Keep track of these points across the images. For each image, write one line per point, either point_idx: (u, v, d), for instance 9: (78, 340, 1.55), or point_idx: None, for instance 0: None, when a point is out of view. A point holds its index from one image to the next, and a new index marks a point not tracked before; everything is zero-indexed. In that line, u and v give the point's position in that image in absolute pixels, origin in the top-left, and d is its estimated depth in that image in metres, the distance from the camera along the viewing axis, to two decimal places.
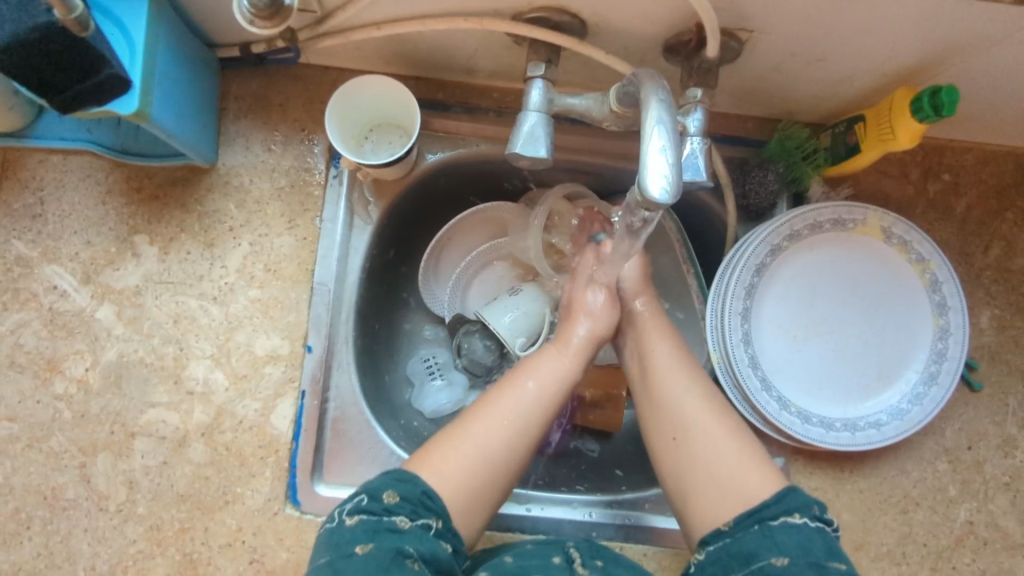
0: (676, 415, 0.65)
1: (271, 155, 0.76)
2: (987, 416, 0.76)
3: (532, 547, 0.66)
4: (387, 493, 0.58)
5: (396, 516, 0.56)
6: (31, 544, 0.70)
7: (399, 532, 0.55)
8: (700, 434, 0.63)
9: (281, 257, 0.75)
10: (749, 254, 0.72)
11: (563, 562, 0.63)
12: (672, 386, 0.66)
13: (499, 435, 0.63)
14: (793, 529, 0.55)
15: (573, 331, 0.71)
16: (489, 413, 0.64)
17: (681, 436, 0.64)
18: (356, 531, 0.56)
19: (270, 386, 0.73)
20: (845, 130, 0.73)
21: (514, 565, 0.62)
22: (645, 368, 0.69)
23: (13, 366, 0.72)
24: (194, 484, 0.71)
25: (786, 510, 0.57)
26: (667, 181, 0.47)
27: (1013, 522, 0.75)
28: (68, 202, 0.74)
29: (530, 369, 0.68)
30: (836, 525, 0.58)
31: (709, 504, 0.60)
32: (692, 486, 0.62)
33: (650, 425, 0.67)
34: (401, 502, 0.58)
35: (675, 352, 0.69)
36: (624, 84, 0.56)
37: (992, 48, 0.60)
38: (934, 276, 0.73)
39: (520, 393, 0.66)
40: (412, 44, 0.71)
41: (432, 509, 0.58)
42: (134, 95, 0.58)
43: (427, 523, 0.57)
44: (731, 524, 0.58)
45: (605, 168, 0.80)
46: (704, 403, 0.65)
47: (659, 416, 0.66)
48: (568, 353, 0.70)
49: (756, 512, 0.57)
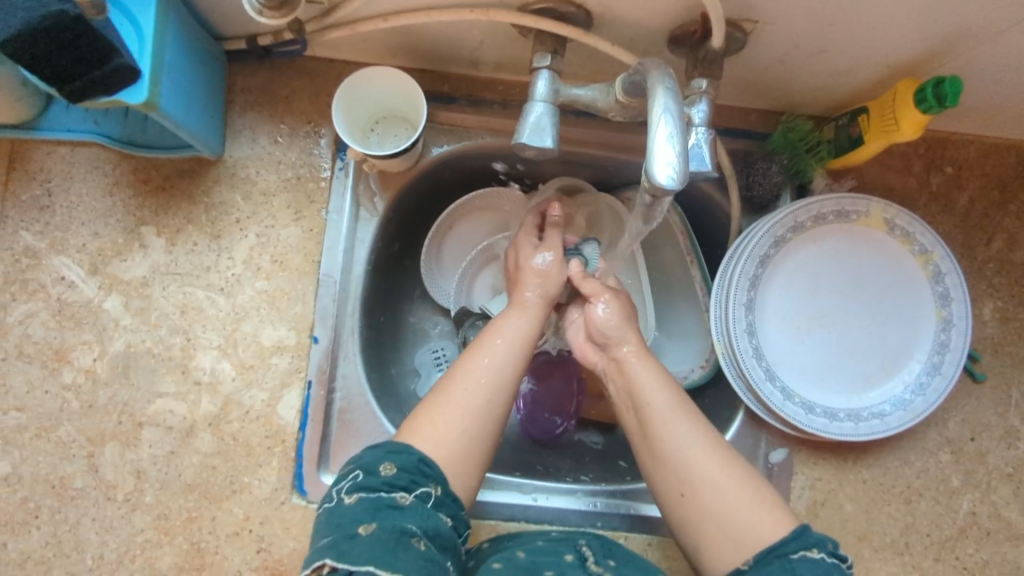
0: (681, 468, 0.62)
1: (277, 146, 0.76)
2: (990, 407, 0.77)
3: (543, 544, 0.66)
4: (383, 467, 0.58)
5: (396, 492, 0.57)
6: (39, 533, 0.70)
7: (400, 509, 0.55)
8: (706, 482, 0.61)
9: (288, 248, 0.75)
10: (753, 246, 0.72)
11: (576, 560, 0.64)
12: (671, 437, 0.63)
13: (478, 394, 0.64)
14: (813, 564, 0.56)
15: (529, 289, 0.71)
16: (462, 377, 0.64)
17: (689, 490, 0.62)
18: (357, 510, 0.55)
19: (277, 377, 0.73)
20: (848, 122, 0.73)
21: (525, 560, 0.63)
22: (642, 421, 0.65)
23: (22, 356, 0.72)
24: (201, 474, 0.71)
25: (804, 546, 0.57)
26: (674, 170, 0.48)
27: (1016, 513, 0.75)
28: (76, 193, 0.75)
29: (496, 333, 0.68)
30: (850, 560, 0.58)
31: (723, 549, 0.59)
32: (703, 532, 0.61)
33: (655, 478, 0.64)
34: (399, 474, 0.58)
35: (669, 397, 0.65)
36: (630, 74, 0.57)
37: (996, 38, 0.60)
38: (937, 267, 0.74)
39: (490, 351, 0.66)
40: (418, 36, 0.71)
41: (430, 476, 0.59)
42: (143, 85, 0.59)
43: (425, 493, 0.58)
44: (750, 563, 0.57)
45: (609, 160, 0.81)
46: (709, 454, 0.62)
47: (662, 469, 0.63)
48: (531, 309, 0.70)
49: (775, 548, 0.57)
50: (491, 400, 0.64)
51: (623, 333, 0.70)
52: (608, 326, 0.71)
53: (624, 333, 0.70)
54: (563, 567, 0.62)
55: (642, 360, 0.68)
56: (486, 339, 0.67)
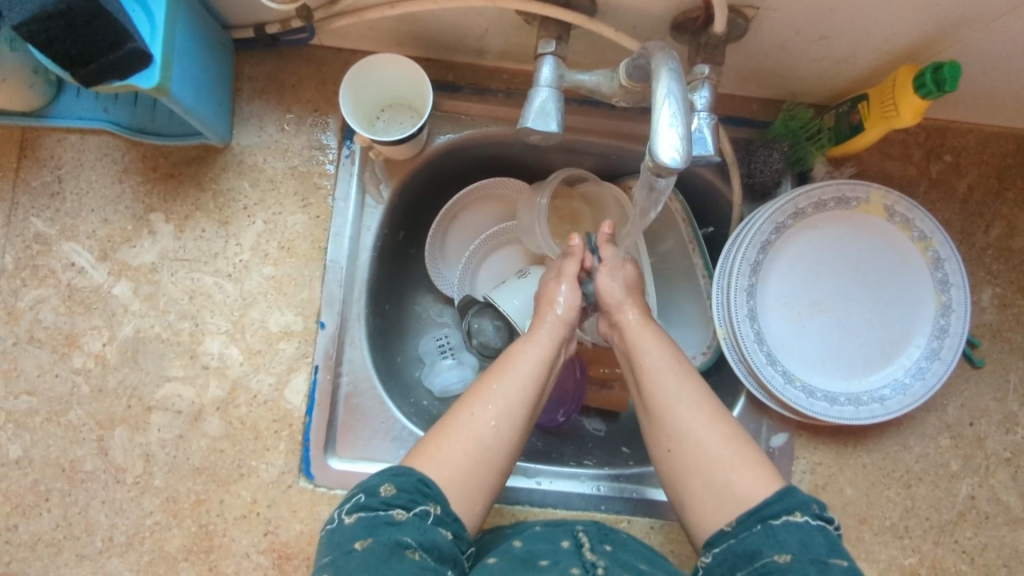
0: (669, 424, 0.65)
1: (284, 134, 0.77)
2: (989, 392, 0.78)
3: (540, 531, 0.67)
4: (384, 487, 0.58)
5: (393, 509, 0.57)
6: (50, 516, 0.71)
7: (396, 525, 0.56)
8: (691, 438, 0.63)
9: (295, 235, 0.76)
10: (754, 232, 0.73)
11: (571, 546, 0.63)
12: (663, 393, 0.66)
13: (487, 421, 0.63)
14: (795, 528, 0.57)
15: (545, 326, 0.70)
16: (469, 401, 0.65)
17: (676, 445, 0.64)
18: (355, 528, 0.57)
19: (284, 362, 0.74)
20: (849, 109, 0.74)
21: (521, 551, 0.63)
22: (639, 376, 0.68)
23: (32, 341, 0.73)
24: (209, 457, 0.72)
25: (787, 509, 0.58)
26: (678, 150, 0.49)
27: (1014, 497, 0.76)
28: (85, 180, 0.76)
29: (508, 367, 0.67)
30: (837, 522, 0.59)
31: (705, 508, 0.61)
32: (687, 491, 0.62)
33: (648, 431, 0.67)
34: (398, 493, 0.58)
35: (663, 359, 0.68)
36: (634, 58, 0.58)
37: (993, 24, 0.61)
38: (937, 253, 0.75)
39: (501, 385, 0.65)
40: (424, 24, 0.72)
41: (430, 496, 0.59)
42: (155, 69, 0.60)
43: (425, 511, 0.58)
44: (733, 524, 0.59)
45: (612, 149, 0.82)
46: (699, 412, 0.64)
47: (654, 424, 0.66)
48: (546, 340, 0.69)
49: (758, 512, 0.58)
50: (499, 425, 0.63)
51: (620, 300, 0.72)
52: (614, 295, 0.72)
53: (621, 300, 0.72)
54: (559, 554, 0.62)
55: (646, 334, 0.70)
56: (502, 370, 0.67)
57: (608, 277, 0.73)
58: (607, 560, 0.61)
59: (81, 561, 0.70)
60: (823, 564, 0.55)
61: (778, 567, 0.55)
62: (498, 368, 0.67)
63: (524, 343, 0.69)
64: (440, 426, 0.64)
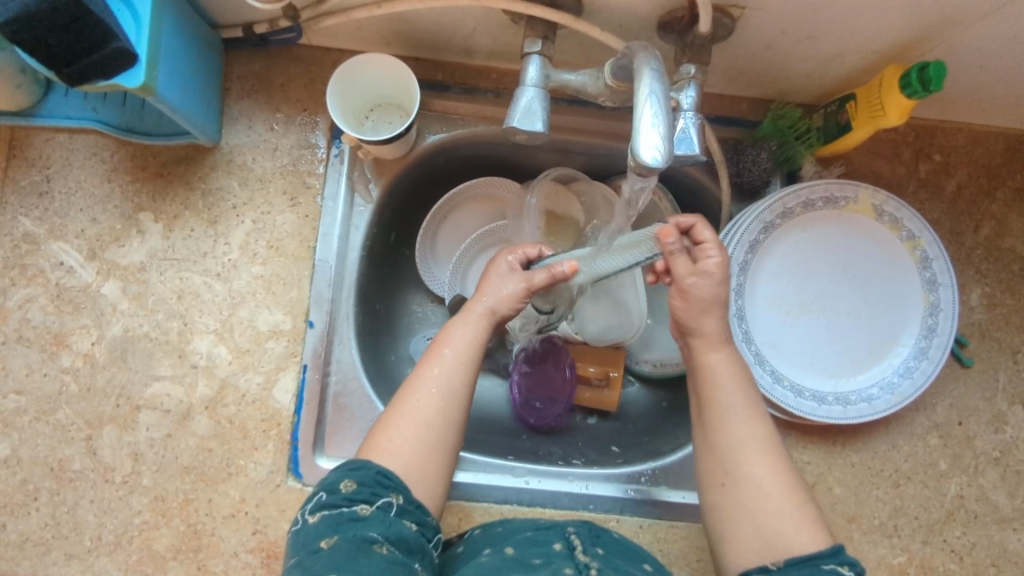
0: (728, 461, 0.63)
1: (273, 134, 0.77)
2: (977, 391, 0.78)
3: (532, 534, 0.64)
4: (344, 483, 0.58)
5: (356, 504, 0.57)
6: (39, 514, 0.71)
7: (360, 520, 0.56)
8: (750, 484, 0.61)
9: (283, 235, 0.76)
10: (742, 232, 0.73)
11: (564, 549, 0.61)
12: (727, 430, 0.63)
13: (429, 402, 0.63)
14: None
15: (481, 301, 0.68)
16: (411, 384, 0.64)
17: (730, 481, 0.62)
18: (319, 527, 0.56)
19: (272, 361, 0.74)
20: (837, 109, 0.74)
21: (514, 555, 0.61)
22: (702, 399, 0.65)
23: (21, 341, 0.73)
24: (197, 457, 0.72)
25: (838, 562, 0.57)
26: (660, 149, 0.49)
27: (1003, 496, 0.76)
28: (74, 179, 0.76)
29: (438, 350, 0.66)
30: None
31: (745, 543, 0.60)
32: (731, 527, 0.61)
33: (704, 457, 0.65)
34: (358, 488, 0.58)
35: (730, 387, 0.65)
36: (617, 58, 0.58)
37: (976, 24, 0.62)
38: (925, 253, 0.75)
39: (438, 362, 0.65)
40: (412, 24, 0.72)
41: (391, 486, 0.59)
42: (140, 69, 0.60)
43: (387, 502, 0.58)
44: (779, 564, 0.58)
45: (600, 149, 0.82)
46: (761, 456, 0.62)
47: (710, 454, 0.64)
48: (476, 321, 0.67)
49: (809, 558, 0.57)
50: (446, 407, 0.63)
51: (703, 327, 0.65)
52: (692, 322, 0.65)
53: (704, 328, 0.65)
54: (551, 555, 0.60)
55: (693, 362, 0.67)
56: (433, 355, 0.66)
57: (687, 299, 0.65)
58: (600, 562, 0.60)
59: (69, 560, 0.70)
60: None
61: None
62: (430, 354, 0.66)
63: (455, 326, 0.67)
64: (385, 417, 0.63)
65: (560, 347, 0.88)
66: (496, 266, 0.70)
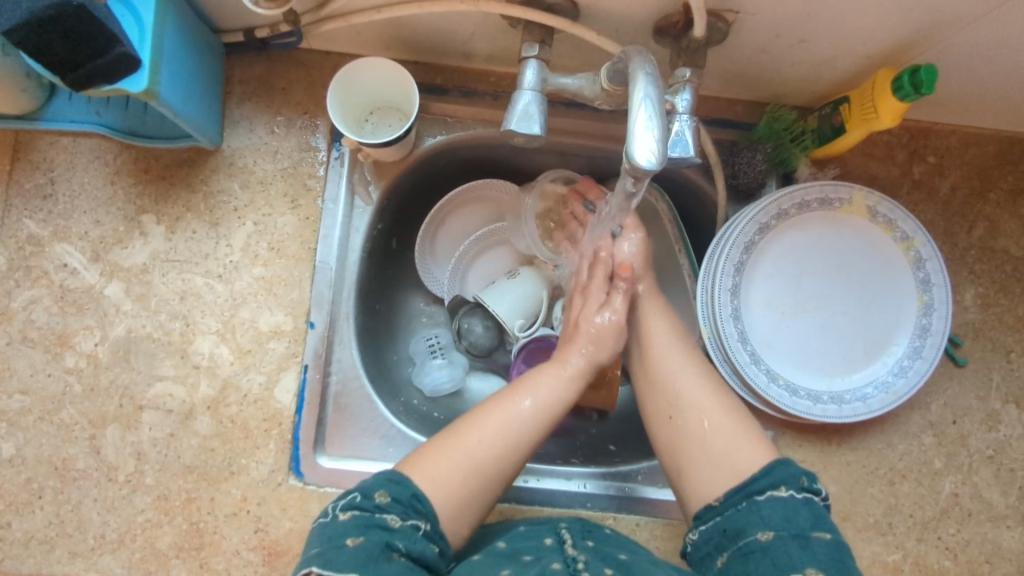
0: (675, 397, 0.68)
1: (274, 137, 0.78)
2: (972, 391, 0.78)
3: (524, 530, 0.66)
4: (379, 492, 0.59)
5: (387, 514, 0.58)
6: (43, 513, 0.72)
7: (389, 529, 0.57)
8: (694, 410, 0.67)
9: (285, 236, 0.77)
10: (737, 233, 0.74)
11: (554, 543, 0.62)
12: (668, 367, 0.70)
13: (491, 442, 0.64)
14: (778, 502, 0.59)
15: (577, 356, 0.71)
16: (477, 423, 0.65)
17: (677, 414, 0.67)
18: (347, 525, 0.57)
19: (274, 360, 0.75)
20: (831, 112, 0.75)
21: (505, 551, 0.62)
22: (642, 350, 0.72)
23: (26, 341, 0.74)
24: (200, 456, 0.73)
25: (774, 484, 0.60)
26: (654, 152, 0.50)
27: (997, 494, 0.77)
28: (78, 182, 0.77)
29: (529, 386, 0.69)
30: (825, 495, 0.61)
31: (700, 478, 0.64)
32: (685, 460, 0.65)
33: (646, 401, 0.70)
34: (392, 502, 0.59)
35: (672, 337, 0.72)
36: (613, 62, 0.59)
37: (969, 28, 0.63)
38: (919, 253, 0.76)
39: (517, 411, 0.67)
40: (411, 28, 0.73)
41: (421, 511, 0.59)
42: (143, 74, 0.61)
43: (416, 524, 0.58)
44: (721, 499, 0.62)
45: (598, 150, 0.83)
46: (702, 389, 0.68)
47: (653, 393, 0.69)
48: (568, 375, 0.70)
49: (745, 488, 0.61)
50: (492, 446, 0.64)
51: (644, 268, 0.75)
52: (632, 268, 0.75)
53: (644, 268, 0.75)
54: (540, 550, 0.61)
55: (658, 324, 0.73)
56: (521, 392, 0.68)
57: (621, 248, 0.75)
58: (588, 555, 0.60)
59: (73, 558, 0.71)
60: (805, 539, 0.56)
61: (761, 543, 0.57)
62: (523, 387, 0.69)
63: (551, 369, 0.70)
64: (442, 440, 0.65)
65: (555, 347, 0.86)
66: (592, 298, 0.74)
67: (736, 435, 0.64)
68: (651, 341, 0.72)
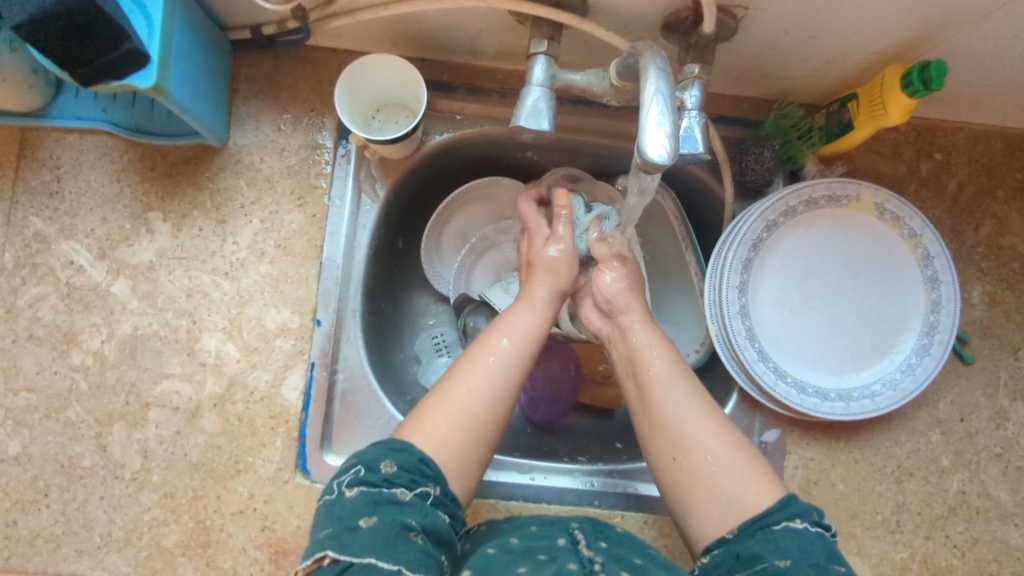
0: (678, 435, 0.63)
1: (280, 134, 0.78)
2: (979, 388, 0.78)
3: (536, 529, 0.65)
4: (384, 464, 0.58)
5: (396, 487, 0.56)
6: (49, 511, 0.72)
7: (399, 504, 0.55)
8: (699, 450, 0.62)
9: (291, 233, 0.77)
10: (745, 230, 0.74)
11: (567, 543, 0.62)
12: (669, 403, 0.64)
13: (480, 391, 0.63)
14: (794, 534, 0.56)
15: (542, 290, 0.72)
16: (466, 372, 0.64)
17: (683, 455, 0.62)
18: (356, 503, 0.55)
19: (281, 358, 0.75)
20: (839, 108, 0.75)
21: (518, 548, 0.61)
22: (641, 382, 0.67)
23: (32, 339, 0.74)
24: (207, 453, 0.73)
25: (789, 516, 0.57)
26: (665, 147, 0.50)
27: (1004, 492, 0.77)
28: (84, 180, 0.77)
29: (504, 328, 0.68)
30: (834, 530, 0.59)
31: (710, 516, 0.60)
32: (693, 500, 0.61)
33: (649, 440, 0.65)
34: (398, 471, 0.57)
35: (668, 364, 0.67)
36: (622, 57, 0.59)
37: (978, 24, 0.63)
38: (926, 251, 0.75)
39: (495, 351, 0.66)
40: (419, 25, 0.73)
41: (429, 476, 0.58)
42: (152, 69, 0.61)
43: (424, 492, 0.57)
44: (734, 533, 0.58)
45: (604, 148, 0.83)
46: (706, 421, 0.63)
47: (657, 432, 0.64)
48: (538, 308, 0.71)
49: (760, 519, 0.57)
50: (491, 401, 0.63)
51: (628, 301, 0.72)
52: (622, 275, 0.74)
53: (629, 301, 0.73)
54: (554, 550, 0.60)
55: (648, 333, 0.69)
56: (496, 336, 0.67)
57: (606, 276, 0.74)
58: (603, 557, 0.60)
59: (79, 556, 0.71)
60: (823, 570, 0.54)
61: (778, 570, 0.54)
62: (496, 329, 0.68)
63: (520, 308, 0.70)
64: (430, 399, 0.63)
65: (563, 346, 0.89)
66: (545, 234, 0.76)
67: (745, 472, 0.60)
68: (645, 364, 0.67)
